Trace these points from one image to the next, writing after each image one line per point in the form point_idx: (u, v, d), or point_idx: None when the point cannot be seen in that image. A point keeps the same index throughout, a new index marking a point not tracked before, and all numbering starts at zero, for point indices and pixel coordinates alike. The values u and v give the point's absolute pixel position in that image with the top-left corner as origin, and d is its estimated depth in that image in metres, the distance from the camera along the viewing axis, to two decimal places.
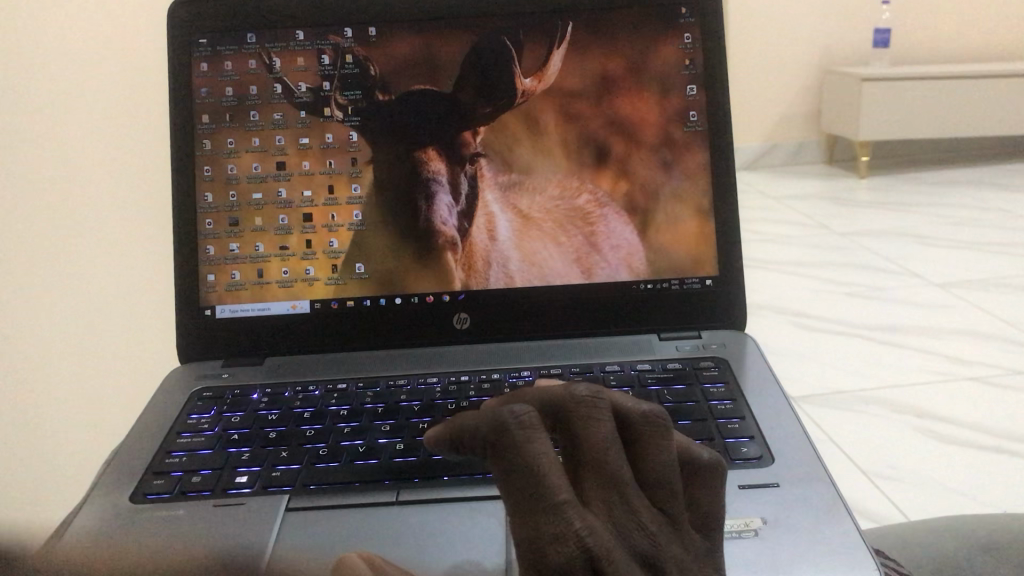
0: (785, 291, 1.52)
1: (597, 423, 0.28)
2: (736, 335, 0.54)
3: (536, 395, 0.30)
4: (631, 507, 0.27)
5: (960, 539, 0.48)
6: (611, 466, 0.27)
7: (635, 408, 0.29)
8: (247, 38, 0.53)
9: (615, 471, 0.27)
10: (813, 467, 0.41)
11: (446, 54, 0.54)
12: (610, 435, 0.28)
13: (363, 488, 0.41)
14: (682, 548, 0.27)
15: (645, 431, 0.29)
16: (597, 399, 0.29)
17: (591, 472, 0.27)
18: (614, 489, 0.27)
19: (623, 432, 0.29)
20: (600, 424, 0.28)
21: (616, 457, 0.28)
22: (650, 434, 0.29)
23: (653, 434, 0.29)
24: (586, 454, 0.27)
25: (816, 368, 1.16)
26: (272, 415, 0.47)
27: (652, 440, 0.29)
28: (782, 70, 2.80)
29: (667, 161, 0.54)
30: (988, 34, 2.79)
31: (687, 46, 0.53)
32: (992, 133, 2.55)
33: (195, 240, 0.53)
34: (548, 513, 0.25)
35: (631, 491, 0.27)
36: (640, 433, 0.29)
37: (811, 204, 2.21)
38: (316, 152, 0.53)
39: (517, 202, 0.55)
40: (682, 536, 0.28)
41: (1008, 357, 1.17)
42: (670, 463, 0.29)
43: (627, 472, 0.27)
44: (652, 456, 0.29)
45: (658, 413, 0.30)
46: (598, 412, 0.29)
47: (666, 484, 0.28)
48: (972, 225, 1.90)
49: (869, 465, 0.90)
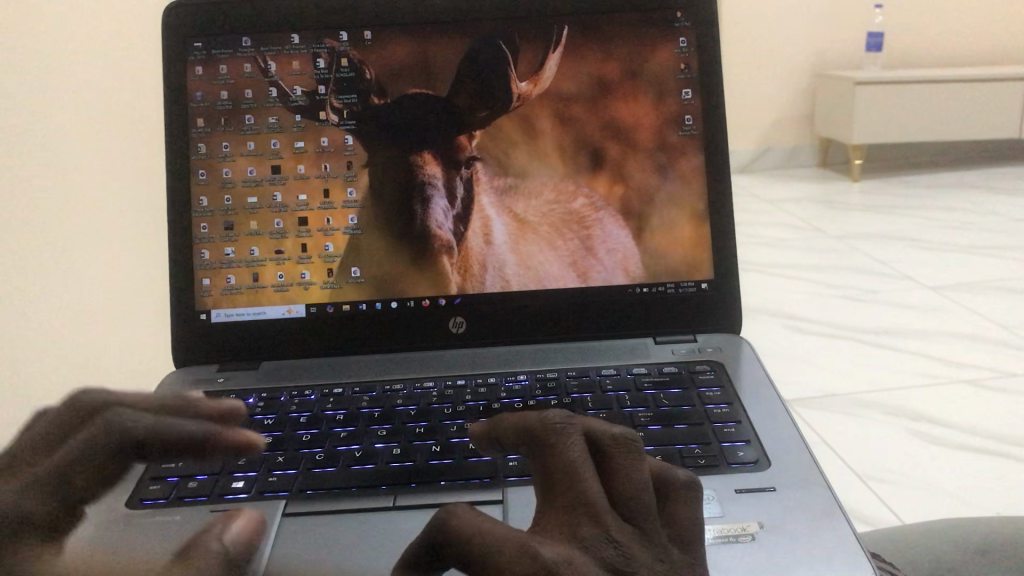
0: (780, 294, 1.52)
1: (564, 446, 0.31)
2: (731, 339, 0.54)
3: (518, 426, 0.34)
4: (598, 522, 0.29)
5: (956, 542, 0.48)
6: (578, 487, 0.30)
7: (604, 432, 0.32)
8: (242, 42, 0.53)
9: (582, 491, 0.30)
10: (809, 470, 0.41)
11: (441, 58, 0.54)
12: (579, 456, 0.31)
13: (360, 493, 0.40)
14: (660, 561, 0.29)
15: (615, 452, 0.31)
16: (567, 422, 0.32)
17: (561, 494, 0.30)
18: (581, 508, 0.29)
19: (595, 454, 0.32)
20: (568, 447, 0.31)
21: (582, 476, 0.30)
22: (620, 454, 0.31)
23: (623, 453, 0.31)
24: (556, 477, 0.31)
25: (811, 371, 1.17)
26: (268, 420, 0.47)
27: (621, 459, 0.31)
28: (776, 74, 2.81)
29: (662, 165, 0.54)
30: (979, 39, 2.81)
31: (682, 50, 0.53)
32: (984, 137, 2.57)
33: (190, 244, 0.52)
34: (491, 554, 0.28)
35: (596, 510, 0.29)
36: (611, 453, 0.31)
37: (805, 208, 2.22)
38: (311, 156, 0.53)
39: (513, 206, 0.55)
40: (657, 550, 0.29)
41: (1001, 360, 1.18)
42: (640, 479, 0.31)
43: (593, 491, 0.30)
44: (623, 473, 0.31)
45: (628, 436, 0.32)
46: (567, 436, 0.32)
47: (637, 500, 0.30)
48: (965, 228, 1.91)
49: (863, 468, 0.90)
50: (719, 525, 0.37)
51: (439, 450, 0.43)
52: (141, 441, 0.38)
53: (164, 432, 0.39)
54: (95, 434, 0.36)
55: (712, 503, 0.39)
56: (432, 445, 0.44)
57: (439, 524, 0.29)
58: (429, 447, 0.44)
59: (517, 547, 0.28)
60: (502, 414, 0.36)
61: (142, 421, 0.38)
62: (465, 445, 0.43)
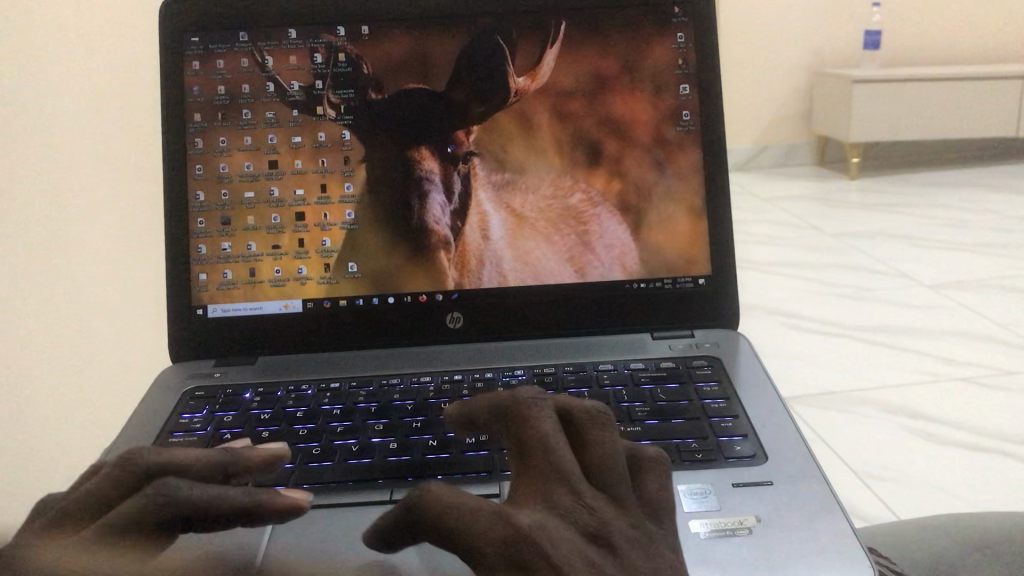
0: (777, 292, 1.53)
1: (538, 419, 0.33)
2: (728, 334, 0.54)
3: (495, 404, 0.36)
4: (574, 489, 0.29)
5: (952, 537, 0.48)
6: (552, 457, 0.31)
7: (578, 406, 0.34)
8: (240, 37, 0.53)
9: (557, 460, 0.31)
10: (806, 465, 0.41)
11: (439, 53, 0.54)
12: (553, 429, 0.32)
13: (356, 488, 0.40)
14: (634, 529, 0.29)
15: (588, 423, 0.33)
16: (540, 399, 0.34)
17: (536, 465, 0.31)
18: (557, 476, 0.30)
19: (567, 428, 0.33)
20: (541, 420, 0.33)
21: (557, 445, 0.31)
22: (590, 427, 0.33)
23: (593, 426, 0.33)
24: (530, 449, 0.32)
25: (808, 368, 1.17)
26: (265, 415, 0.47)
27: (592, 431, 0.33)
28: (774, 72, 2.81)
29: (660, 160, 0.54)
30: (976, 38, 2.81)
31: (680, 45, 0.53)
32: (981, 136, 2.57)
33: (186, 239, 0.52)
34: (466, 527, 0.28)
35: (572, 478, 0.30)
36: (582, 426, 0.33)
37: (803, 206, 2.22)
38: (309, 151, 0.53)
39: (511, 201, 0.54)
40: (632, 520, 0.30)
41: (997, 358, 1.18)
42: (611, 451, 0.32)
43: (568, 460, 0.31)
44: (594, 445, 0.32)
45: (601, 411, 0.34)
46: (539, 411, 0.33)
47: (608, 470, 0.31)
48: (962, 226, 1.91)
49: (861, 465, 0.91)
50: (716, 520, 0.37)
51: (436, 444, 0.43)
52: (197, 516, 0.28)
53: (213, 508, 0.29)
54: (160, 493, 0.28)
55: (710, 497, 0.39)
56: (429, 439, 0.44)
57: (421, 501, 0.30)
58: (426, 441, 0.44)
59: (496, 517, 0.28)
60: (474, 398, 0.39)
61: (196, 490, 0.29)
62: (462, 439, 0.43)
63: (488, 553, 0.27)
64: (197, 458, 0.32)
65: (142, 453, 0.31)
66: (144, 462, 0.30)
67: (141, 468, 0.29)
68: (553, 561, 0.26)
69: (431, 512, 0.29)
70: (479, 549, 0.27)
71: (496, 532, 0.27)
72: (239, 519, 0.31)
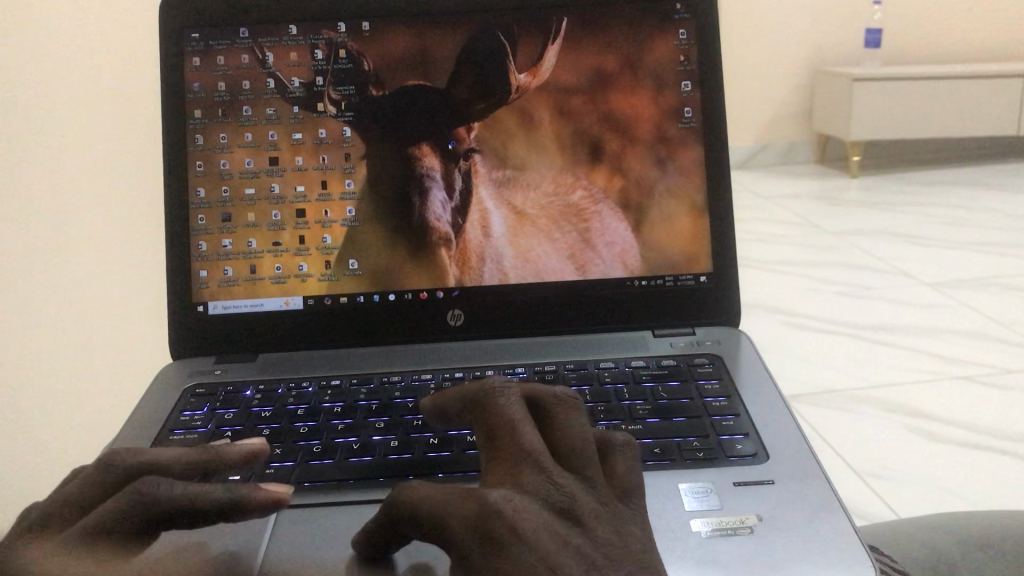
0: (778, 290, 1.52)
1: (504, 404, 0.33)
2: (730, 332, 0.54)
3: (457, 392, 0.35)
4: (543, 471, 0.31)
5: (954, 536, 0.48)
6: (519, 441, 0.32)
7: (543, 390, 0.34)
8: (241, 33, 0.52)
9: (524, 444, 0.31)
10: (808, 464, 0.41)
11: (441, 49, 0.54)
12: (519, 414, 0.33)
13: (358, 485, 0.40)
14: (602, 504, 0.31)
15: (555, 407, 0.34)
16: (507, 384, 0.34)
17: (504, 449, 0.32)
18: (524, 459, 0.31)
19: (533, 412, 0.34)
20: (508, 405, 0.33)
21: (523, 430, 0.32)
22: (557, 412, 0.34)
23: (561, 411, 0.34)
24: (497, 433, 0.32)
25: (809, 367, 1.17)
26: (266, 412, 0.47)
27: (561, 417, 0.33)
28: (774, 70, 2.81)
29: (662, 158, 0.54)
30: (977, 36, 2.81)
31: (682, 42, 0.53)
32: (982, 134, 2.57)
33: (187, 235, 0.52)
34: (442, 513, 0.29)
35: (540, 459, 0.31)
36: (550, 411, 0.34)
37: (804, 205, 2.22)
38: (309, 148, 0.53)
39: (511, 198, 0.54)
40: (599, 495, 0.31)
41: (998, 357, 1.18)
42: (578, 433, 0.33)
43: (535, 443, 0.32)
44: (561, 429, 0.33)
45: (567, 394, 0.35)
46: (505, 396, 0.33)
47: (576, 451, 0.32)
48: (962, 224, 1.91)
49: (861, 463, 0.91)
50: (717, 519, 0.37)
51: (437, 442, 0.43)
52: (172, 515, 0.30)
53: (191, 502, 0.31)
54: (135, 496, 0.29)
55: (711, 496, 0.39)
56: (430, 437, 0.44)
57: (394, 499, 0.32)
58: (427, 439, 0.43)
59: (462, 496, 0.30)
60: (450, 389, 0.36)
61: (173, 487, 0.31)
62: (464, 437, 0.43)
63: (462, 531, 0.29)
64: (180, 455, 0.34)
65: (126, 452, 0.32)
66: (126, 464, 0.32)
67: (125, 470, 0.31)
68: (521, 534, 0.28)
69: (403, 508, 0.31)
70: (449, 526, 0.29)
71: (463, 510, 0.29)
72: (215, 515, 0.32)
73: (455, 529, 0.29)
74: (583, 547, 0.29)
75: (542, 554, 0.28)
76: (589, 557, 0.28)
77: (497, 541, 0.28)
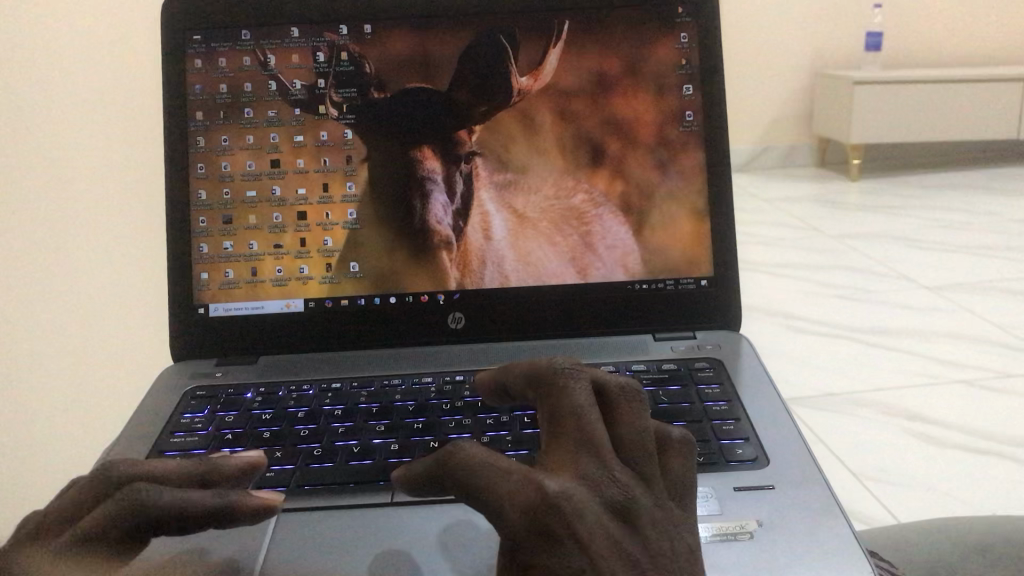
0: (778, 293, 1.52)
1: (571, 388, 0.33)
2: (730, 336, 0.54)
3: (526, 369, 0.36)
4: (604, 463, 0.31)
5: (955, 542, 0.48)
6: (584, 429, 0.32)
7: (611, 381, 0.34)
8: (243, 35, 0.52)
9: (588, 432, 0.32)
10: (808, 469, 0.41)
11: (441, 52, 0.54)
12: (586, 401, 0.33)
13: (358, 489, 0.40)
14: (657, 507, 0.31)
15: (621, 401, 0.33)
16: (574, 367, 0.34)
17: (566, 433, 0.32)
18: (587, 447, 0.31)
19: (599, 401, 0.34)
20: (575, 391, 0.33)
21: (588, 417, 0.32)
22: (622, 405, 0.33)
23: (627, 401, 0.33)
24: (562, 418, 0.32)
25: (809, 370, 1.17)
26: (266, 415, 0.47)
27: (626, 408, 0.33)
28: (775, 73, 2.81)
29: (663, 161, 0.54)
30: (977, 40, 2.81)
31: (683, 45, 0.53)
32: (982, 137, 2.57)
33: (189, 238, 0.52)
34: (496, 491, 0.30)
35: (601, 450, 0.31)
36: (614, 397, 0.33)
37: (804, 207, 2.22)
38: (311, 150, 0.53)
39: (513, 201, 0.54)
40: (656, 497, 0.31)
41: (998, 361, 1.18)
42: (643, 428, 0.33)
43: (598, 431, 0.32)
44: (627, 421, 0.33)
45: (634, 387, 0.34)
46: (573, 379, 0.34)
47: (636, 449, 0.32)
48: (962, 228, 1.91)
49: (859, 467, 0.91)
50: (717, 523, 0.37)
51: (437, 445, 0.43)
52: (160, 522, 0.31)
53: (180, 511, 0.31)
54: (125, 506, 0.30)
55: (710, 502, 0.39)
56: (430, 440, 0.44)
57: (444, 459, 0.32)
58: (427, 443, 0.43)
59: (521, 480, 0.30)
60: (510, 364, 0.38)
61: (163, 495, 0.31)
62: (463, 441, 0.43)
63: (514, 514, 0.29)
64: (174, 466, 0.34)
65: (121, 463, 0.33)
66: (121, 475, 0.33)
67: (121, 480, 0.32)
68: (576, 533, 0.29)
69: (458, 472, 0.31)
70: (505, 513, 0.30)
71: (522, 497, 0.29)
72: (205, 523, 0.32)
73: (511, 515, 0.29)
74: (633, 552, 0.29)
75: (593, 557, 0.28)
76: (635, 562, 0.29)
77: (551, 537, 0.29)
